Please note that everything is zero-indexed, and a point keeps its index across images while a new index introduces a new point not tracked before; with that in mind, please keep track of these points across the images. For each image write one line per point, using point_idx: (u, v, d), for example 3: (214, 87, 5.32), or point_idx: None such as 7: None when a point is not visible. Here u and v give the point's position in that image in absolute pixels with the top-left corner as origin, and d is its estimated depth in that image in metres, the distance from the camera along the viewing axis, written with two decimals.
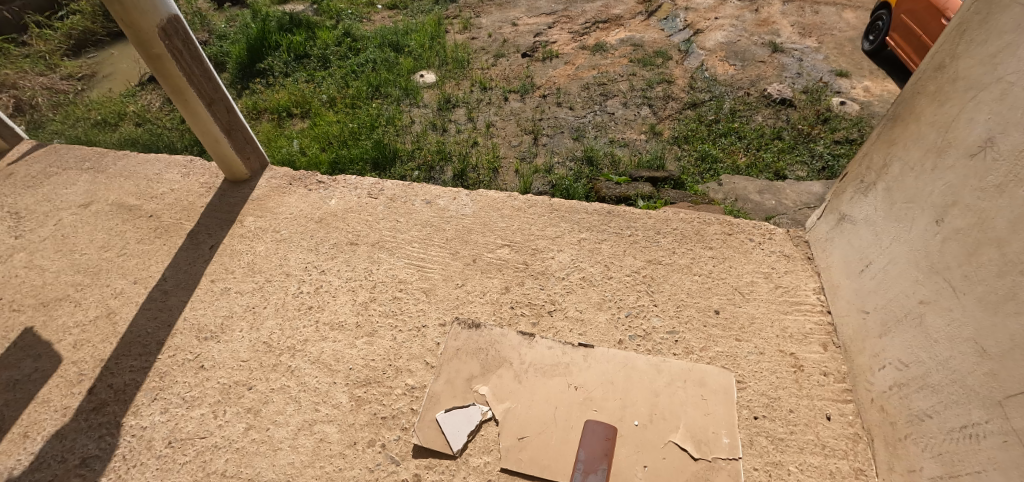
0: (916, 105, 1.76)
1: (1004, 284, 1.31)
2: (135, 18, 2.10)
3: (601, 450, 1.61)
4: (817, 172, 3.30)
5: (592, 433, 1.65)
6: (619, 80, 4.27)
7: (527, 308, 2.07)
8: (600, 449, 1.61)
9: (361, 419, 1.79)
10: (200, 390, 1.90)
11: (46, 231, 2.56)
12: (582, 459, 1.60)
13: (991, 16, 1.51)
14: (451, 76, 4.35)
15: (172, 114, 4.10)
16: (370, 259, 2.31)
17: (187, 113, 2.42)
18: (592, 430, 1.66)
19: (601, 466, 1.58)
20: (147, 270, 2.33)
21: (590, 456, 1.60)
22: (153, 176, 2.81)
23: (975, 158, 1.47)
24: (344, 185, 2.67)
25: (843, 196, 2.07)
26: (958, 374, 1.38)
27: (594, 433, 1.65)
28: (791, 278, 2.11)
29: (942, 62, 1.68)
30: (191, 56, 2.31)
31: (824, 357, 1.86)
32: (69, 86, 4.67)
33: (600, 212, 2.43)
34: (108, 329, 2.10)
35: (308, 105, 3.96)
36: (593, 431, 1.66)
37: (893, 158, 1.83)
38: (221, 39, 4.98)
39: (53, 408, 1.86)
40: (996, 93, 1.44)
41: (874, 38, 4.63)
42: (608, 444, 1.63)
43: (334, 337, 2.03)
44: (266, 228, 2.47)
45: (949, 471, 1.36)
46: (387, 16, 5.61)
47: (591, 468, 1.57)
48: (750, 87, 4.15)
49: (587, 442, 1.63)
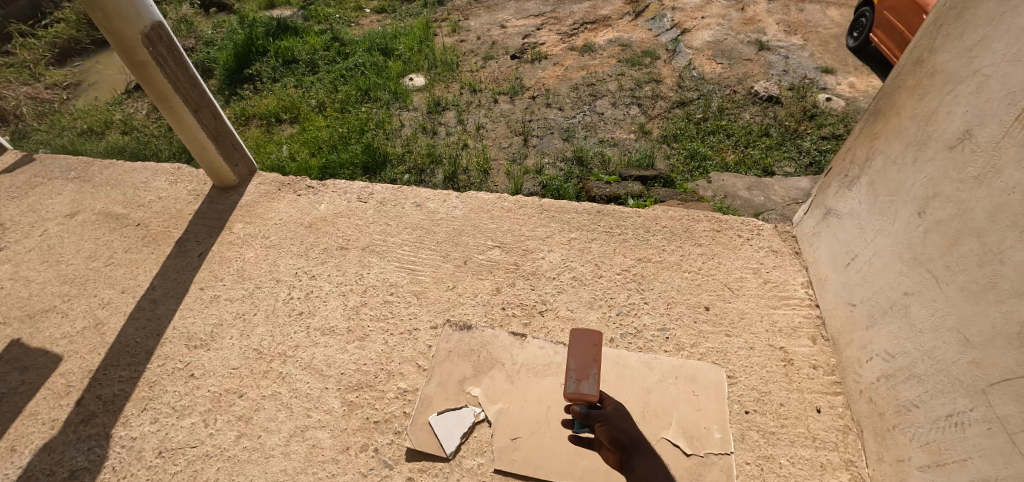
0: (896, 99, 1.79)
1: (985, 274, 1.32)
2: (117, 25, 2.09)
3: (590, 356, 1.53)
4: (804, 168, 3.33)
5: (579, 341, 1.55)
6: (608, 81, 4.29)
7: (518, 309, 2.07)
8: (587, 355, 1.53)
9: (354, 424, 1.78)
10: (191, 398, 1.88)
11: (31, 242, 2.53)
12: (572, 368, 1.54)
13: (966, 10, 1.53)
14: (440, 79, 4.35)
15: (159, 122, 4.07)
16: (360, 263, 2.30)
17: (173, 120, 2.40)
18: (579, 337, 1.56)
19: (590, 373, 1.52)
20: (135, 279, 2.31)
21: (580, 363, 1.53)
22: (140, 184, 2.78)
23: (954, 150, 1.49)
24: (334, 190, 2.66)
25: (828, 191, 2.09)
26: (943, 364, 1.40)
27: (580, 339, 1.55)
28: (780, 273, 2.13)
29: (921, 57, 1.70)
30: (176, 62, 2.29)
31: (814, 350, 1.88)
32: (54, 95, 4.63)
33: (590, 211, 2.44)
34: (96, 340, 2.08)
35: (297, 110, 3.94)
36: (580, 338, 1.56)
37: (876, 152, 1.85)
38: (208, 45, 4.96)
39: (41, 421, 1.84)
40: (973, 85, 1.46)
41: (858, 34, 4.68)
42: (595, 349, 1.54)
43: (325, 342, 2.02)
44: (255, 234, 2.46)
45: (936, 460, 1.37)
46: (375, 20, 5.60)
47: (582, 375, 1.52)
48: (737, 85, 4.18)
49: (575, 350, 1.55)
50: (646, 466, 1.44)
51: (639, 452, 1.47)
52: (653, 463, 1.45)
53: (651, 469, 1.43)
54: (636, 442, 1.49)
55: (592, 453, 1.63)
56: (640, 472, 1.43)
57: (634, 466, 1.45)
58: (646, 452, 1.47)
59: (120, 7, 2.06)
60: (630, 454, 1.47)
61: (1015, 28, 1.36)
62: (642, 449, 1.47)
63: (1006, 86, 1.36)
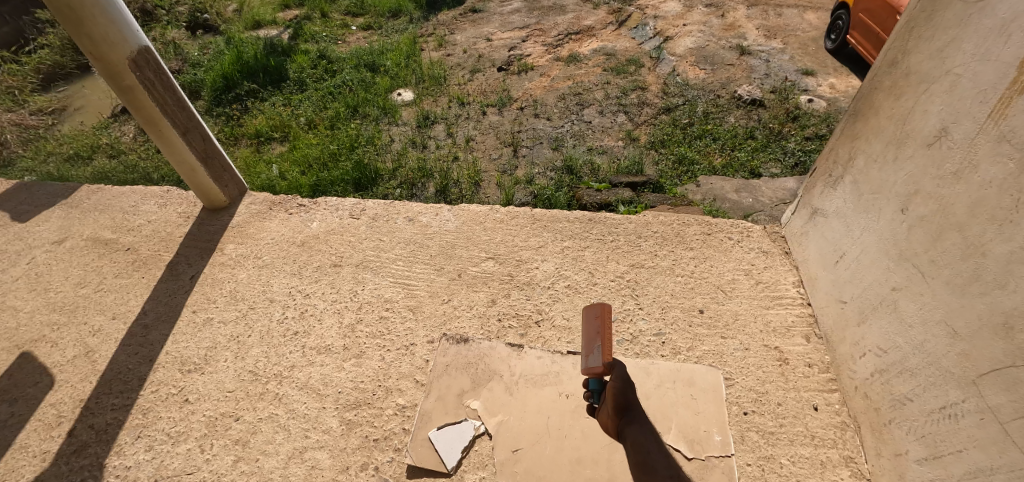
0: (874, 100, 1.83)
1: (969, 266, 1.35)
2: (104, 51, 2.09)
3: (596, 329, 1.54)
4: (791, 169, 3.37)
5: (588, 316, 1.57)
6: (594, 89, 4.34)
7: (515, 320, 2.07)
8: (594, 330, 1.54)
9: (352, 443, 1.77)
10: (186, 424, 1.86)
11: (19, 270, 2.50)
12: (585, 343, 1.58)
13: (935, 13, 1.58)
14: (429, 93, 4.38)
15: (147, 145, 4.05)
16: (354, 280, 2.29)
17: (162, 143, 2.39)
18: (590, 313, 1.57)
19: (597, 347, 1.51)
20: (126, 304, 2.28)
21: (589, 338, 1.56)
22: (129, 208, 2.77)
23: (932, 147, 1.52)
24: (325, 208, 2.65)
25: (814, 191, 2.13)
26: (934, 357, 1.42)
27: (588, 315, 1.57)
28: (771, 274, 2.16)
29: (895, 58, 1.74)
30: (163, 86, 2.29)
31: (808, 349, 1.90)
32: (39, 120, 4.59)
33: (581, 219, 2.46)
34: (87, 368, 2.06)
35: (286, 129, 3.94)
36: (590, 313, 1.58)
37: (857, 151, 1.88)
38: (195, 67, 4.96)
39: (31, 454, 1.81)
40: (946, 84, 1.50)
41: (835, 37, 4.78)
42: (599, 322, 1.52)
43: (322, 361, 2.00)
44: (247, 254, 2.45)
45: (933, 453, 1.39)
46: (362, 36, 5.63)
47: (591, 350, 1.54)
48: (721, 89, 4.25)
49: (588, 326, 1.59)
50: (639, 434, 1.45)
51: (636, 423, 1.47)
52: (646, 430, 1.47)
53: (643, 438, 1.45)
54: (635, 412, 1.48)
55: (593, 462, 1.63)
56: (631, 439, 1.46)
57: (627, 434, 1.46)
58: (640, 422, 1.48)
59: (107, 33, 2.06)
60: (627, 423, 1.47)
61: (984, 29, 1.40)
62: (638, 420, 1.48)
63: (978, 84, 1.40)
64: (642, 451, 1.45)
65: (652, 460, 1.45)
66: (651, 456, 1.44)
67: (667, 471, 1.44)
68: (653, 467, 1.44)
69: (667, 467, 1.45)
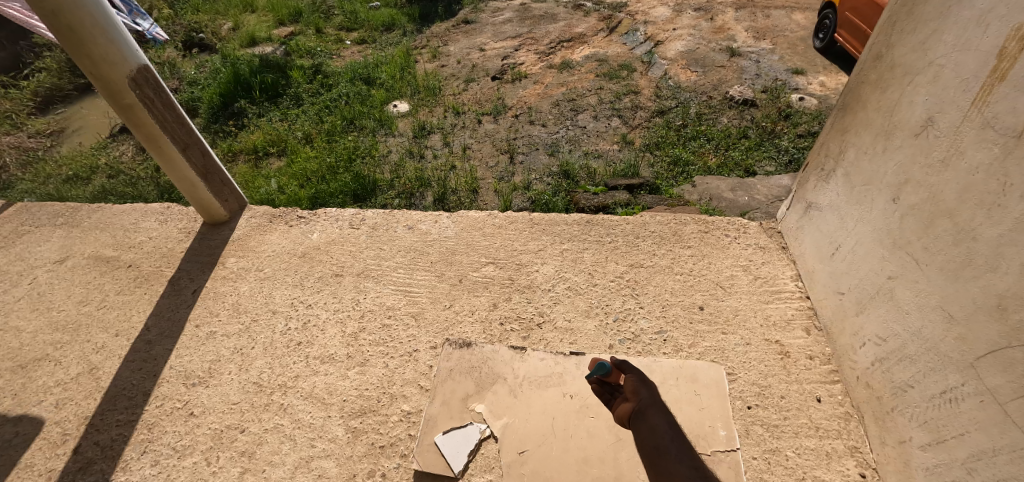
0: (861, 93, 1.86)
1: (960, 252, 1.37)
2: (104, 71, 2.12)
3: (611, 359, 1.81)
4: (785, 166, 3.41)
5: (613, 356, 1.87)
6: (588, 95, 4.40)
7: (516, 323, 2.09)
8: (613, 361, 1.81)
9: (359, 451, 1.77)
10: (191, 437, 1.86)
11: (20, 290, 2.51)
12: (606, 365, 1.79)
13: (916, 7, 1.62)
14: (424, 104, 4.42)
15: (145, 163, 4.06)
16: (356, 289, 2.31)
17: (163, 161, 2.41)
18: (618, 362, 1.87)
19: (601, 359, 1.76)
20: (129, 321, 2.29)
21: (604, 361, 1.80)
22: (130, 226, 2.78)
23: (920, 137, 1.55)
24: (325, 219, 2.67)
25: (808, 185, 2.16)
26: (932, 342, 1.43)
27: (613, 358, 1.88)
28: (769, 269, 2.18)
29: (880, 52, 1.78)
30: (164, 104, 2.32)
31: (809, 341, 1.91)
32: (38, 143, 4.61)
33: (579, 222, 2.48)
34: (91, 385, 2.06)
35: (284, 143, 3.97)
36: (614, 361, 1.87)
37: (848, 144, 1.91)
38: (192, 85, 4.99)
39: (37, 472, 1.81)
40: (929, 75, 1.53)
41: (823, 35, 4.86)
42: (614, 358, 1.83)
43: (326, 370, 2.01)
44: (248, 267, 2.46)
45: (935, 438, 1.40)
46: (356, 50, 5.69)
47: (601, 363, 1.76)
48: (713, 91, 4.31)
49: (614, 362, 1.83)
50: (659, 418, 1.52)
51: (657, 408, 1.55)
52: (666, 418, 1.53)
53: (663, 424, 1.51)
54: (655, 400, 1.58)
55: (600, 461, 1.64)
56: (651, 423, 1.51)
57: (648, 416, 1.53)
58: (661, 409, 1.56)
59: (107, 53, 2.09)
60: (646, 406, 1.55)
61: (963, 20, 1.44)
62: (658, 406, 1.56)
63: (960, 73, 1.43)
64: (662, 437, 1.48)
65: (674, 447, 1.46)
66: (672, 445, 1.47)
67: (691, 461, 1.43)
68: (675, 455, 1.44)
69: (691, 459, 1.44)
